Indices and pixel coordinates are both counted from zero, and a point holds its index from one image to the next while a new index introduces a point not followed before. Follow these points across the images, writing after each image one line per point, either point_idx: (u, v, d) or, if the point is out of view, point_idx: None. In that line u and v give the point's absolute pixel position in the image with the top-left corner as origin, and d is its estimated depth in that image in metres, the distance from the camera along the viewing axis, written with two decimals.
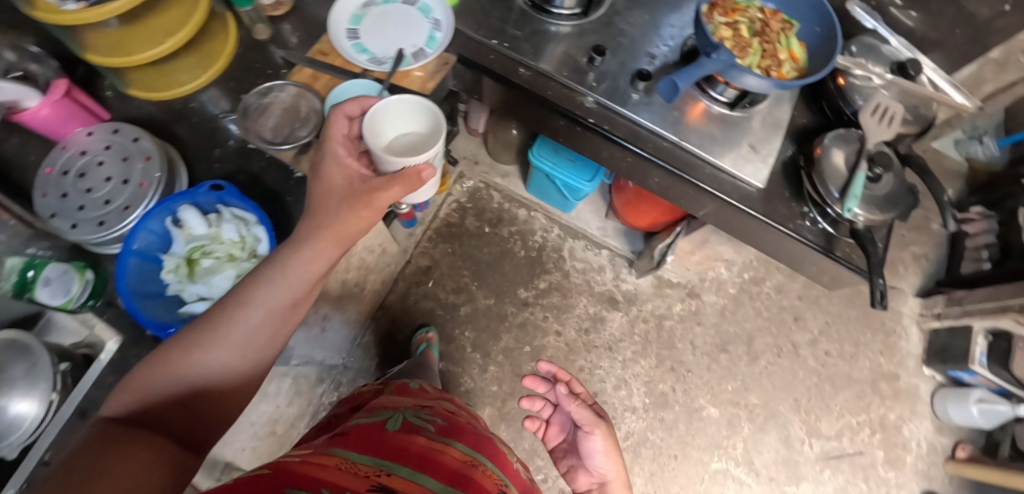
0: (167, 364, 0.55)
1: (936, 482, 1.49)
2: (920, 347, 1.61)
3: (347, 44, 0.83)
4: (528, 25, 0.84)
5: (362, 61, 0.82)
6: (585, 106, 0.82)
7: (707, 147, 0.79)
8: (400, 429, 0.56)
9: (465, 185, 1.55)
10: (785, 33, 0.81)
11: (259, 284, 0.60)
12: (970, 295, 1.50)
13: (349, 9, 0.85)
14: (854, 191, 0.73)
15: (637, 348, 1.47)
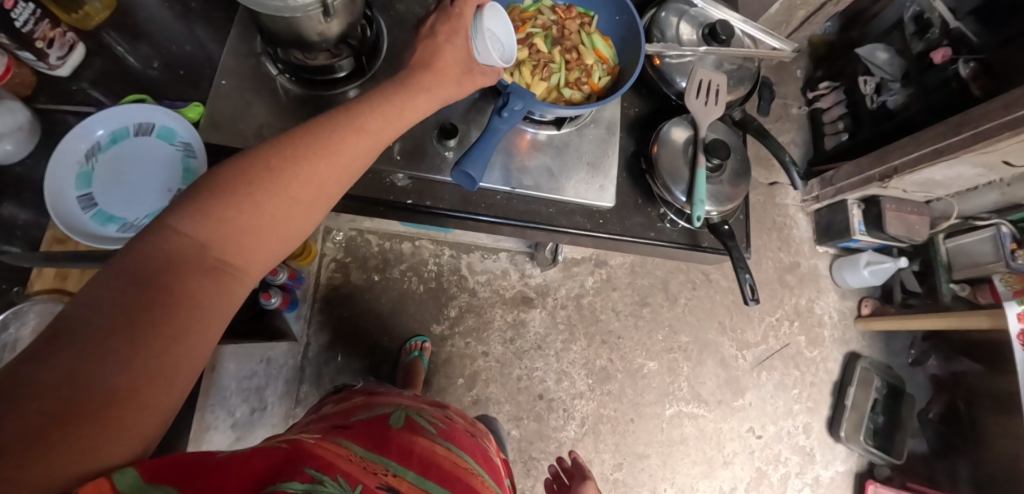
0: (166, 228, 0.42)
1: (852, 343, 1.67)
2: (810, 230, 1.73)
3: (85, 219, 0.62)
4: (302, 108, 0.72)
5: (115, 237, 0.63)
6: (397, 184, 0.70)
7: (544, 185, 0.71)
8: (395, 428, 0.65)
9: (336, 240, 1.41)
10: (586, 31, 0.72)
11: (310, 180, 0.49)
12: (838, 172, 1.60)
13: (63, 169, 0.63)
14: (699, 194, 0.70)
15: (566, 336, 1.47)
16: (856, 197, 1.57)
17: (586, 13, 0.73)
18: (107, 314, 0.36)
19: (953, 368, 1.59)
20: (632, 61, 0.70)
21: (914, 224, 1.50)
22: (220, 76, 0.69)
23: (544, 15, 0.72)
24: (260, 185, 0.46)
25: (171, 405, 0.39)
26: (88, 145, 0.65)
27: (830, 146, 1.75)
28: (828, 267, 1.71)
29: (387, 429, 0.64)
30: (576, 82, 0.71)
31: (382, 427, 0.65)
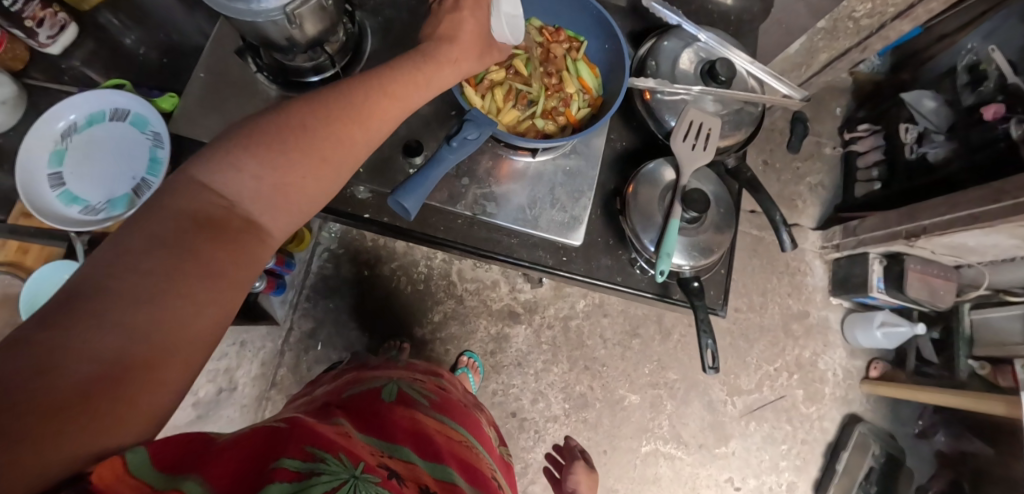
0: (193, 181, 0.44)
1: (855, 405, 1.56)
2: (825, 279, 1.63)
3: (52, 196, 0.76)
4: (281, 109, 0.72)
5: (75, 215, 0.76)
6: (359, 197, 0.71)
7: (507, 215, 0.69)
8: (387, 405, 0.66)
9: (331, 230, 1.41)
10: (572, 57, 0.70)
11: (329, 134, 0.50)
12: (863, 223, 1.49)
13: (40, 149, 0.77)
14: (666, 249, 0.66)
15: (548, 356, 1.44)
16: (876, 251, 1.47)
17: (575, 38, 0.71)
18: (149, 268, 0.38)
19: (963, 450, 1.47)
20: (613, 93, 0.66)
21: (939, 288, 1.39)
22: (198, 69, 0.74)
23: (528, 37, 0.70)
24: (290, 148, 0.48)
25: (200, 359, 0.40)
26: (64, 127, 0.78)
27: (859, 193, 1.64)
28: (840, 321, 1.61)
29: (380, 406, 0.65)
30: (552, 110, 0.68)
31: (374, 405, 0.65)
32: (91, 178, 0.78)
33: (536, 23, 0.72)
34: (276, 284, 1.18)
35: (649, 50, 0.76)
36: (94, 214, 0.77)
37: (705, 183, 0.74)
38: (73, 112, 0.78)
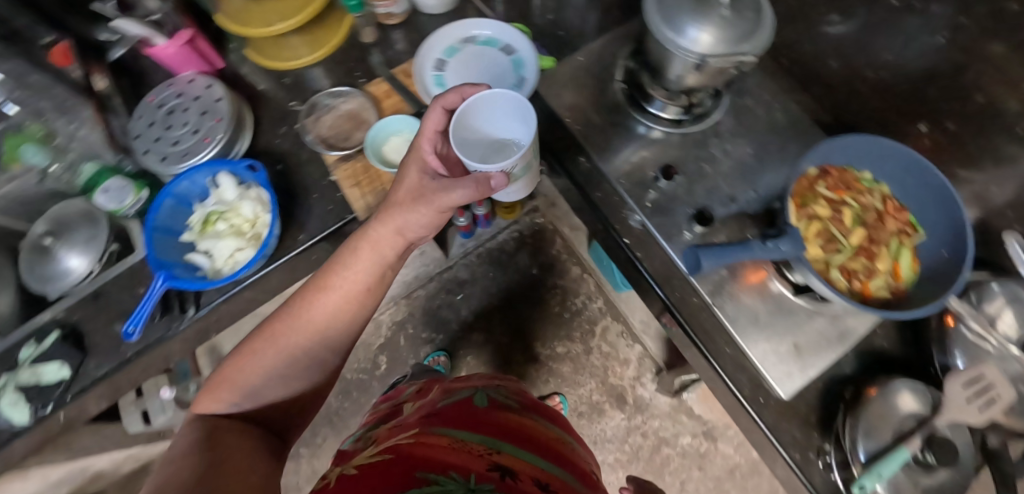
0: (252, 353, 0.60)
1: None
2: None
3: (430, 73, 0.87)
4: (618, 116, 0.86)
5: (433, 94, 0.85)
6: (630, 222, 0.81)
7: (738, 322, 0.71)
8: (466, 412, 0.67)
9: (534, 220, 1.53)
10: (901, 241, 0.68)
11: (337, 270, 0.63)
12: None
13: (449, 38, 0.90)
14: (880, 472, 0.59)
15: (620, 457, 1.37)
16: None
17: (914, 225, 0.69)
18: (173, 465, 0.47)
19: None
20: (928, 294, 0.62)
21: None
22: (579, 56, 0.89)
23: (871, 198, 0.70)
24: (296, 312, 0.62)
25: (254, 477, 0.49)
26: (472, 34, 0.91)
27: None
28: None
29: (454, 415, 0.66)
30: (852, 268, 0.67)
31: (446, 412, 0.67)
32: (462, 75, 0.88)
33: (886, 191, 0.71)
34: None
35: (980, 280, 0.69)
36: None
37: (958, 443, 0.61)
38: (491, 30, 0.90)
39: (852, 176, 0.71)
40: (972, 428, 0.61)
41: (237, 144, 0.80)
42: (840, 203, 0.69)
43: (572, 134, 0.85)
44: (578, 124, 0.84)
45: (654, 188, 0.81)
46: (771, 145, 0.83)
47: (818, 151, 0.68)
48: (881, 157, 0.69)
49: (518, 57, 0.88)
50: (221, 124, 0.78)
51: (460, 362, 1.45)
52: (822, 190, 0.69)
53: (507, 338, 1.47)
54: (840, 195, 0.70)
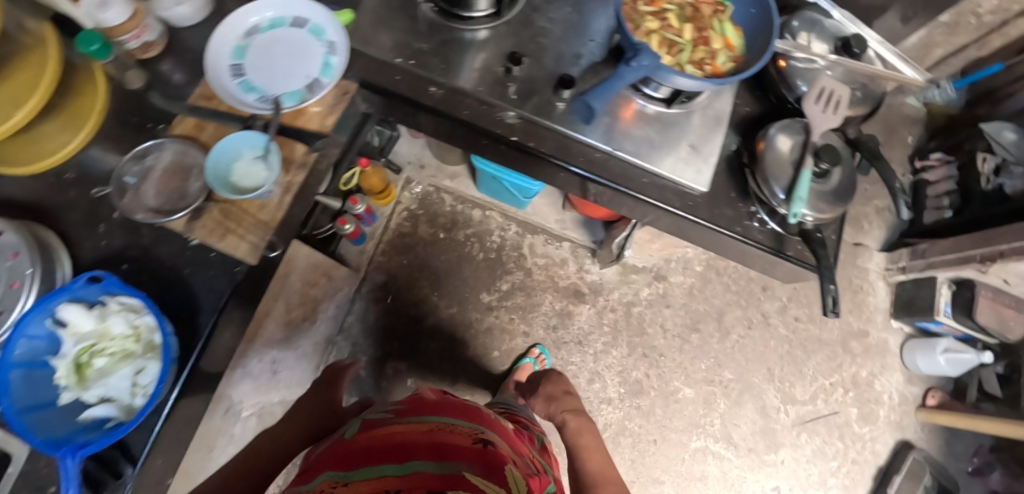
0: None
1: (909, 431, 1.53)
2: (888, 302, 1.62)
3: (231, 83, 0.71)
4: (437, 35, 0.77)
5: (250, 103, 0.70)
6: (506, 121, 0.75)
7: (638, 152, 0.73)
8: (399, 454, 0.62)
9: (414, 191, 1.48)
10: (719, 18, 0.74)
11: None
12: (932, 247, 1.49)
13: (225, 41, 0.72)
14: (799, 193, 0.69)
15: (608, 339, 1.45)
16: (946, 277, 1.46)
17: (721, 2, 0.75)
18: None
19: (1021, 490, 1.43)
20: (758, 51, 0.70)
21: (1006, 317, 1.41)
22: None
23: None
24: None
25: None
26: (252, 23, 0.74)
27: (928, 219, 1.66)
28: (897, 343, 1.59)
29: (403, 474, 0.58)
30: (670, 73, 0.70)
31: (406, 479, 0.57)
32: (269, 70, 0.73)
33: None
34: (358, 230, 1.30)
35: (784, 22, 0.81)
36: (266, 104, 0.70)
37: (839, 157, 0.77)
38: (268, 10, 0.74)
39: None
40: (832, 130, 0.74)
41: (58, 271, 0.61)
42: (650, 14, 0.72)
43: (409, 73, 0.75)
44: (410, 58, 0.75)
45: (512, 81, 0.74)
46: None
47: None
48: None
49: (312, 25, 0.75)
50: (20, 257, 0.57)
51: (430, 354, 1.40)
52: (644, 8, 0.72)
53: (456, 307, 1.43)
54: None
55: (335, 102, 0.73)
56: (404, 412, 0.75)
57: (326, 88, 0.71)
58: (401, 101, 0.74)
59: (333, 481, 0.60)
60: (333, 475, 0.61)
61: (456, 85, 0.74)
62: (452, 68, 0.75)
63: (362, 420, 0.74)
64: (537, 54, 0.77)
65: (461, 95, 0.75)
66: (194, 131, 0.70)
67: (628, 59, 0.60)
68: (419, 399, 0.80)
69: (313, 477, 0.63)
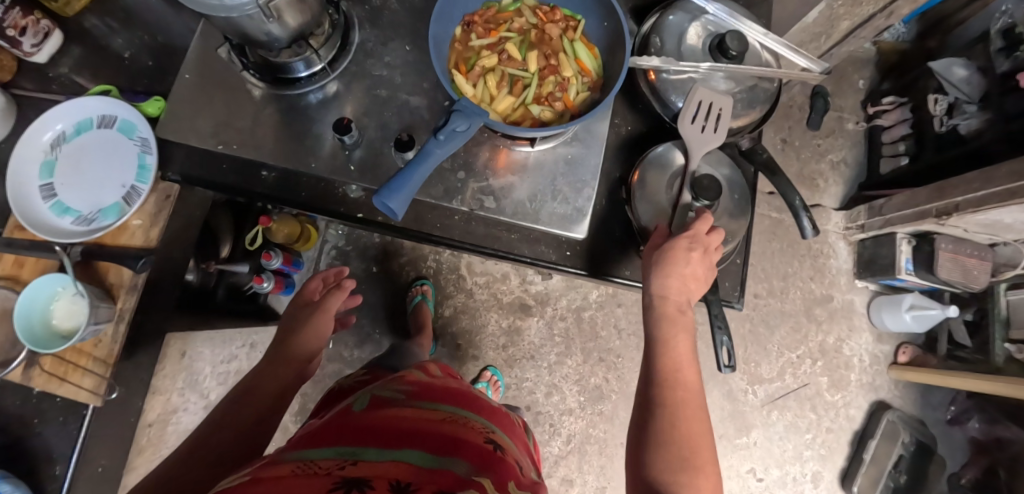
0: None
1: (883, 390, 1.48)
2: (851, 263, 1.55)
3: (44, 208, 0.63)
4: (269, 104, 0.68)
5: (70, 227, 0.63)
6: (351, 195, 0.68)
7: (497, 210, 0.66)
8: (429, 442, 0.45)
9: (339, 227, 1.40)
10: (569, 37, 0.63)
11: None
12: (889, 203, 1.42)
13: (27, 159, 0.64)
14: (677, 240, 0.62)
15: (561, 349, 1.41)
16: (906, 232, 1.40)
17: (573, 17, 0.65)
18: None
19: (999, 437, 1.37)
20: (615, 75, 0.61)
21: (972, 267, 1.32)
22: (184, 69, 0.68)
23: (516, 12, 0.64)
24: None
25: None
26: (55, 131, 0.65)
27: (885, 169, 1.57)
28: (866, 304, 1.53)
29: (421, 465, 0.41)
30: (515, 122, 0.60)
31: (424, 472, 0.40)
32: (85, 185, 0.65)
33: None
34: (280, 283, 1.21)
35: (652, 28, 0.68)
36: (91, 225, 0.64)
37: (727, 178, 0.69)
38: (65, 116, 0.65)
39: (485, 15, 0.64)
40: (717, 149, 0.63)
41: None
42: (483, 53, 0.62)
43: (233, 159, 0.67)
44: (233, 143, 0.67)
45: (350, 149, 0.66)
46: (423, 11, 0.73)
47: (431, 40, 0.57)
48: None
49: (121, 123, 0.67)
50: None
51: None
52: (475, 42, 0.62)
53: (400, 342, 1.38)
54: (483, 23, 0.63)
55: (157, 208, 0.65)
56: (417, 394, 0.57)
57: (144, 196, 0.64)
58: (233, 192, 0.67)
59: (341, 458, 0.40)
60: (297, 455, 0.41)
61: (290, 165, 0.66)
62: (283, 146, 0.67)
63: (371, 395, 0.55)
64: (380, 112, 0.68)
65: (298, 176, 0.67)
66: (13, 270, 0.63)
67: (437, 132, 0.51)
68: (424, 380, 0.62)
69: (286, 453, 0.42)
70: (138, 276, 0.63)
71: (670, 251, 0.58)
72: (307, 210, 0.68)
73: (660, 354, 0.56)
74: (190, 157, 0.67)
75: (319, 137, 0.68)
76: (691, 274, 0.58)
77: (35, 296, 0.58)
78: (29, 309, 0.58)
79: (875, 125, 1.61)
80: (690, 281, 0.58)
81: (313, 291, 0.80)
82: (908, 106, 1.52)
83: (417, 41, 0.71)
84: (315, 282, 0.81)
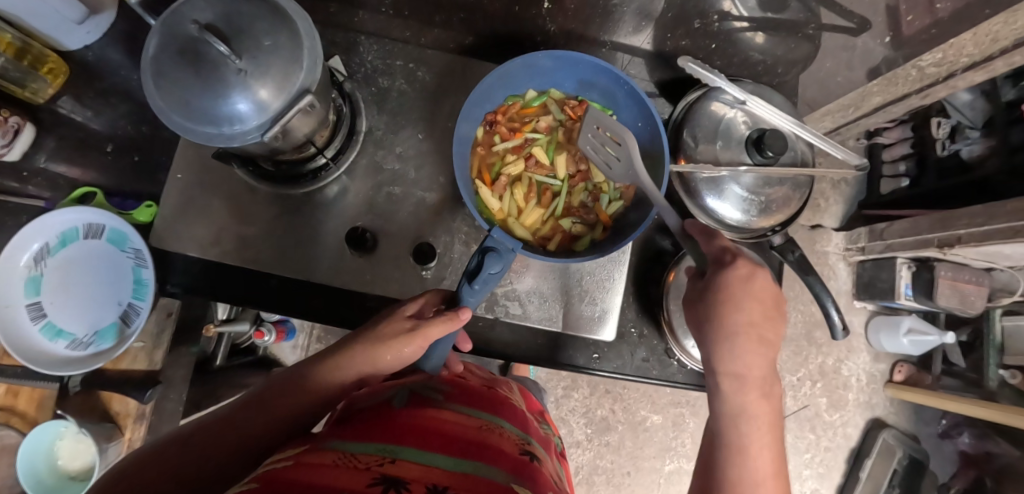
0: None
1: (880, 409, 1.17)
2: (849, 283, 1.17)
3: (36, 333, 0.60)
4: (277, 205, 0.65)
5: (70, 351, 0.60)
6: (369, 303, 0.66)
7: (520, 318, 0.65)
8: (467, 451, 0.39)
9: None
10: None
11: None
12: (893, 224, 1.03)
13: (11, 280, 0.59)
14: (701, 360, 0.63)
15: (566, 383, 1.21)
16: (907, 257, 1.02)
17: (605, 111, 0.62)
18: None
19: (988, 450, 1.08)
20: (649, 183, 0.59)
21: (969, 295, 0.98)
22: (174, 169, 0.64)
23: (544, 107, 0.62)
24: None
25: None
26: (36, 246, 0.60)
27: (886, 193, 1.13)
28: (862, 325, 1.17)
29: (458, 473, 0.35)
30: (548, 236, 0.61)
31: (463, 478, 0.34)
32: (80, 302, 0.62)
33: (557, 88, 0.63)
34: (285, 331, 1.04)
35: (684, 114, 0.65)
36: (94, 348, 0.61)
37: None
38: (49, 230, 0.61)
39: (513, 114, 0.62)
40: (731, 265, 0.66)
41: None
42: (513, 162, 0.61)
43: (241, 270, 0.65)
44: (240, 254, 0.64)
45: (367, 256, 0.64)
46: (436, 92, 0.68)
47: (456, 158, 0.54)
48: (558, 70, 0.60)
49: (111, 232, 0.63)
50: None
51: None
52: (501, 146, 0.60)
53: None
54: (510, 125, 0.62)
55: (159, 328, 0.62)
56: (456, 396, 0.50)
57: (144, 316, 0.60)
58: (244, 304, 0.65)
59: (379, 455, 0.35)
60: (331, 445, 0.37)
61: (303, 276, 0.64)
62: (291, 254, 0.64)
63: (411, 391, 0.49)
64: (392, 213, 0.65)
65: (308, 285, 0.65)
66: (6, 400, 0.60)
67: (471, 278, 0.49)
68: (462, 379, 0.56)
69: (325, 440, 0.38)
70: (144, 405, 0.60)
71: (723, 286, 0.45)
72: (320, 318, 0.65)
73: (726, 423, 0.43)
74: (189, 268, 0.65)
75: (329, 242, 0.64)
76: (755, 332, 0.44)
77: (34, 452, 0.57)
78: (33, 465, 0.57)
79: (876, 142, 1.12)
80: (758, 343, 0.44)
81: (415, 308, 0.51)
82: (911, 123, 1.07)
83: (431, 129, 0.67)
84: (433, 299, 0.52)
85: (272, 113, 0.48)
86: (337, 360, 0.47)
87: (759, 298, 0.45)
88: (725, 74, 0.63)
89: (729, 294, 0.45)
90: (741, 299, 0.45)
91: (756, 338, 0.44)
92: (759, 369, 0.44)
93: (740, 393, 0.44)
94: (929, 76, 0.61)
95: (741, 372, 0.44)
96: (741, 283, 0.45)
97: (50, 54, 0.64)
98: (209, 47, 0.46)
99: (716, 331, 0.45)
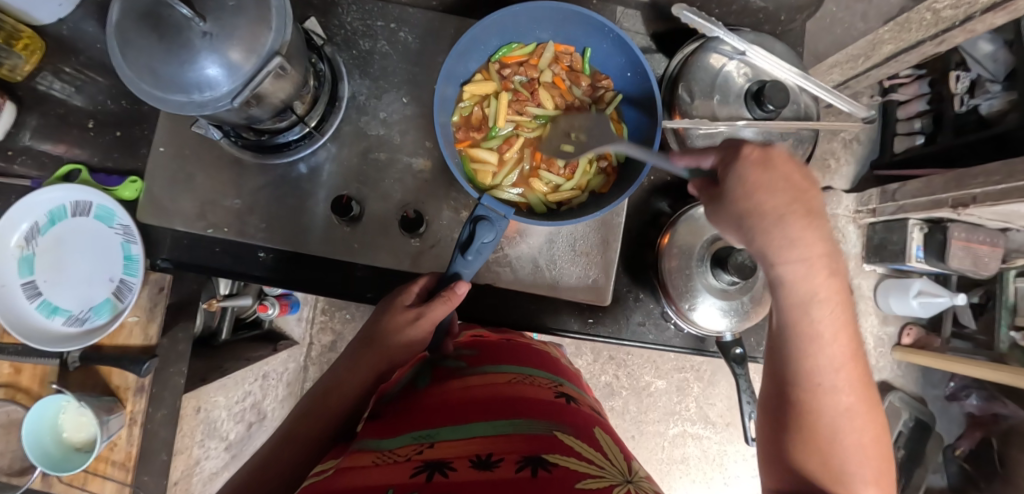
0: None
1: (887, 371, 1.15)
2: (859, 246, 1.13)
3: (30, 311, 0.60)
4: (264, 175, 0.64)
5: (63, 328, 0.61)
6: (358, 273, 0.65)
7: (512, 283, 0.65)
8: (502, 408, 0.40)
9: None
10: (600, 112, 0.60)
11: None
12: (907, 184, 0.99)
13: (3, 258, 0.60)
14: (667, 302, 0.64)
15: (570, 349, 1.20)
16: (920, 218, 0.98)
17: (580, 50, 0.61)
18: None
19: (996, 413, 1.06)
20: (645, 126, 0.57)
21: (982, 255, 0.93)
22: (157, 142, 0.64)
23: (544, 61, 0.61)
24: None
25: None
26: (25, 226, 0.60)
27: (899, 151, 1.07)
28: (873, 288, 1.14)
29: (500, 434, 0.37)
30: (471, 129, 0.60)
31: (505, 440, 0.36)
32: (70, 282, 0.63)
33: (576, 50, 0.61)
34: (288, 304, 1.05)
35: (680, 69, 0.62)
36: (87, 325, 0.62)
37: None
38: (37, 209, 0.60)
39: (510, 53, 0.60)
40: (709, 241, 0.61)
41: None
42: (496, 79, 0.60)
43: (228, 243, 0.64)
44: (227, 227, 0.64)
45: (353, 223, 0.62)
46: (418, 54, 0.65)
47: (436, 117, 0.53)
48: (535, 19, 0.57)
49: (99, 211, 0.63)
50: None
51: None
52: (510, 62, 0.61)
53: None
54: (505, 67, 0.61)
55: (152, 302, 0.62)
56: (479, 359, 0.51)
57: (136, 291, 0.60)
58: (231, 276, 0.64)
59: (417, 442, 0.37)
60: (368, 443, 0.39)
61: (289, 247, 0.63)
62: (280, 226, 0.64)
63: (433, 369, 0.50)
64: (379, 180, 0.64)
65: (298, 257, 0.64)
66: (11, 376, 0.61)
67: (464, 249, 0.48)
68: (482, 339, 0.57)
69: (364, 439, 0.40)
70: (143, 378, 0.61)
71: (740, 178, 0.38)
72: (311, 291, 0.64)
73: (793, 314, 0.38)
74: (178, 242, 0.64)
75: (317, 214, 0.64)
76: (804, 211, 0.37)
77: (40, 416, 0.59)
78: (39, 426, 0.59)
79: (890, 99, 1.07)
80: (812, 223, 0.37)
81: (411, 295, 0.52)
82: (929, 77, 1.02)
83: (416, 92, 0.65)
84: (426, 280, 0.53)
85: (244, 76, 0.46)
86: (375, 348, 0.50)
87: (790, 175, 0.38)
88: (722, 24, 0.59)
89: (750, 187, 0.38)
90: (772, 185, 0.37)
91: (801, 212, 0.37)
92: (822, 249, 0.37)
93: (808, 281, 0.37)
94: (945, 20, 0.60)
95: (801, 257, 0.37)
96: (767, 172, 0.38)
97: (21, 30, 0.62)
98: (170, 9, 0.43)
99: (752, 229, 0.38)
